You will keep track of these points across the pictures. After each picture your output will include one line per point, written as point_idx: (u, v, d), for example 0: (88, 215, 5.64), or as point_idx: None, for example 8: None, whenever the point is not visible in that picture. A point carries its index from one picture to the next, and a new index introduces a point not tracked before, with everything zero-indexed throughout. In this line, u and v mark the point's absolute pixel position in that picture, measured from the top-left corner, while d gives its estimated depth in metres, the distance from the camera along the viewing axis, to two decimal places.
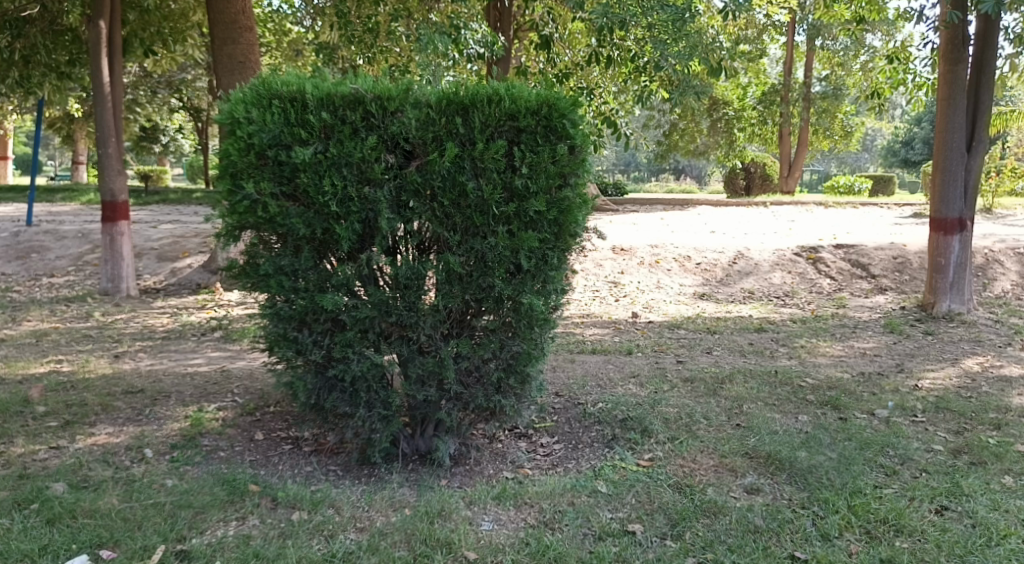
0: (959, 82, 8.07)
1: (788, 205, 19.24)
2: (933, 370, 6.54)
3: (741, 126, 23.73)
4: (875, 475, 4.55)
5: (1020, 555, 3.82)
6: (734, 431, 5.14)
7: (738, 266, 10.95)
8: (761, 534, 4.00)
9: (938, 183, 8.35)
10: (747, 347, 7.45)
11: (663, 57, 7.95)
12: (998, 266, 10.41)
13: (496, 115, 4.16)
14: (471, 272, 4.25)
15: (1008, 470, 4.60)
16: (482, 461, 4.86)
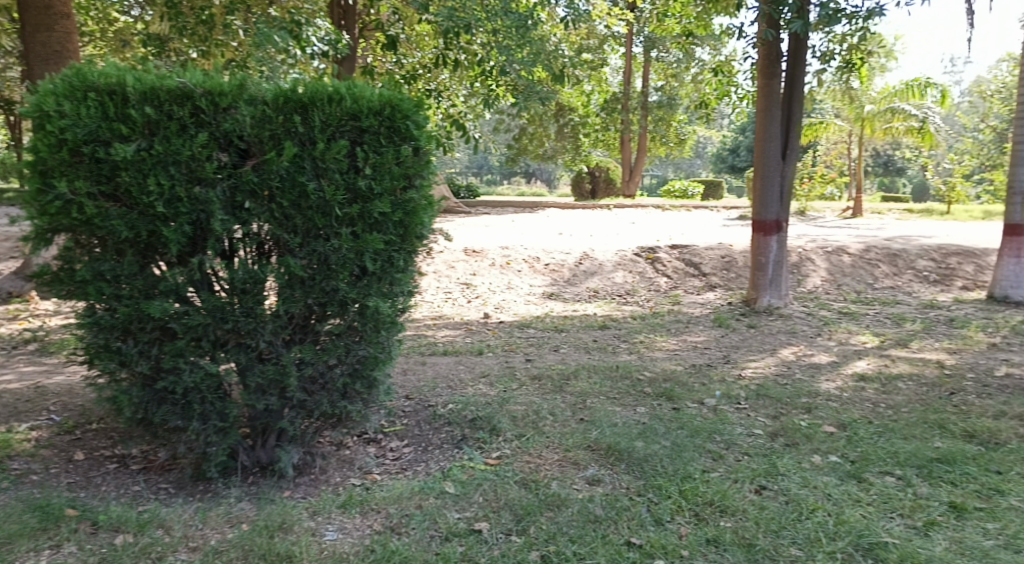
0: (774, 95, 8.62)
1: (627, 207, 19.98)
2: (756, 360, 6.96)
3: (586, 133, 24.47)
4: (704, 459, 4.77)
5: (825, 525, 4.06)
6: (578, 425, 5.26)
7: (583, 267, 11.24)
8: (600, 524, 4.11)
9: (758, 187, 8.90)
10: (591, 344, 7.66)
11: (507, 62, 8.16)
12: (811, 263, 11.24)
13: (336, 114, 4.06)
14: (313, 275, 4.13)
15: (817, 449, 4.93)
16: (327, 469, 4.72)
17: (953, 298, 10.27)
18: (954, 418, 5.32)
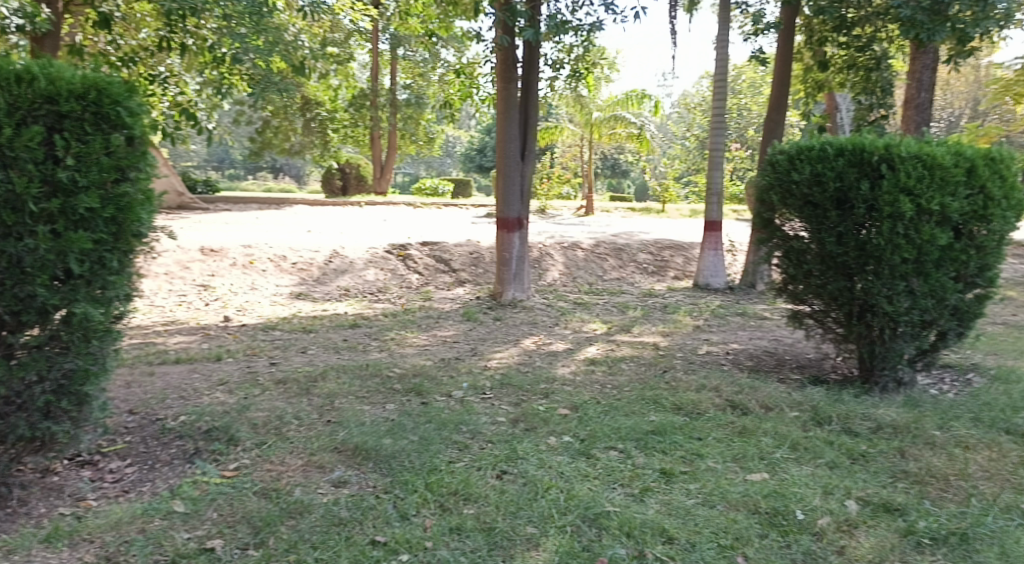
0: (511, 99, 8.90)
1: (377, 204, 19.79)
2: (501, 351, 7.16)
3: (335, 128, 23.35)
4: (450, 450, 4.79)
5: (559, 502, 4.16)
6: (324, 428, 5.09)
7: (333, 265, 10.96)
8: (344, 525, 3.98)
9: (500, 186, 9.16)
10: (340, 343, 7.48)
11: (241, 50, 7.66)
12: (549, 258, 11.76)
13: (27, 96, 3.59)
14: (2, 280, 3.62)
15: (553, 431, 5.12)
16: (30, 500, 4.18)
17: (668, 287, 11.24)
18: (666, 393, 5.75)
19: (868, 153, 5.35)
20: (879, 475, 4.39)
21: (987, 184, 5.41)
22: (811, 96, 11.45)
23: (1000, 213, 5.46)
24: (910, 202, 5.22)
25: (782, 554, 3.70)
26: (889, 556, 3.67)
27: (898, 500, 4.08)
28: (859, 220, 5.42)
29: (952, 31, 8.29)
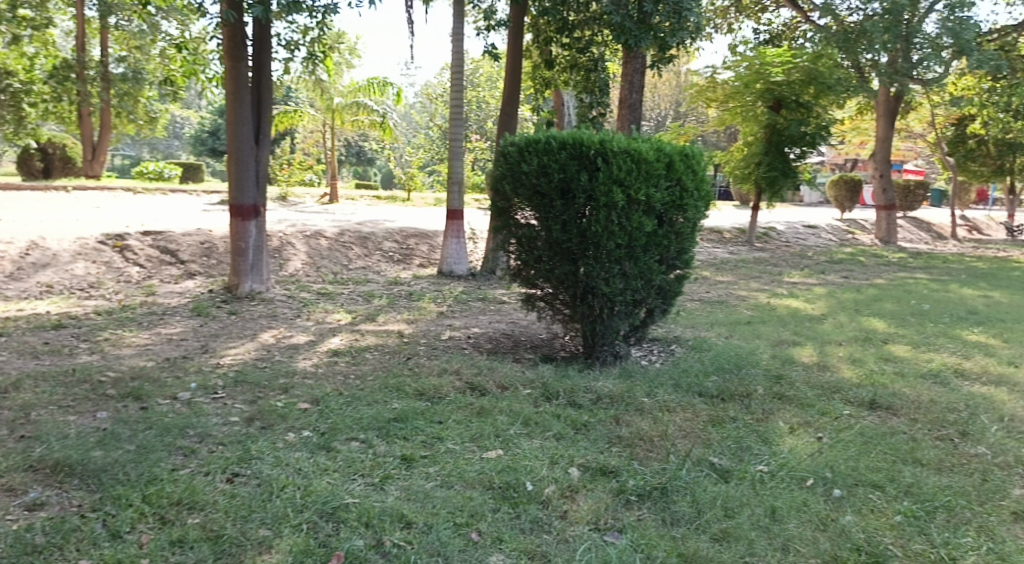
0: (242, 79, 8.50)
1: (91, 190, 17.98)
2: (233, 347, 6.82)
3: (31, 102, 20.24)
4: (173, 458, 4.48)
5: (294, 500, 4.03)
6: (18, 445, 4.56)
7: (31, 258, 9.69)
8: (41, 553, 3.60)
9: (232, 171, 8.70)
10: (42, 347, 6.72)
11: None
12: (291, 246, 11.32)
13: None
14: None
15: (291, 427, 4.93)
16: None
17: (412, 275, 11.33)
18: (408, 380, 5.76)
19: (585, 147, 5.71)
20: (598, 442, 4.71)
21: (683, 176, 6.00)
22: (539, 92, 12.02)
23: (694, 204, 6.08)
24: (621, 192, 5.68)
25: (511, 526, 3.85)
26: (604, 515, 3.95)
27: (612, 463, 4.41)
28: (580, 209, 5.77)
29: (654, 39, 9.13)
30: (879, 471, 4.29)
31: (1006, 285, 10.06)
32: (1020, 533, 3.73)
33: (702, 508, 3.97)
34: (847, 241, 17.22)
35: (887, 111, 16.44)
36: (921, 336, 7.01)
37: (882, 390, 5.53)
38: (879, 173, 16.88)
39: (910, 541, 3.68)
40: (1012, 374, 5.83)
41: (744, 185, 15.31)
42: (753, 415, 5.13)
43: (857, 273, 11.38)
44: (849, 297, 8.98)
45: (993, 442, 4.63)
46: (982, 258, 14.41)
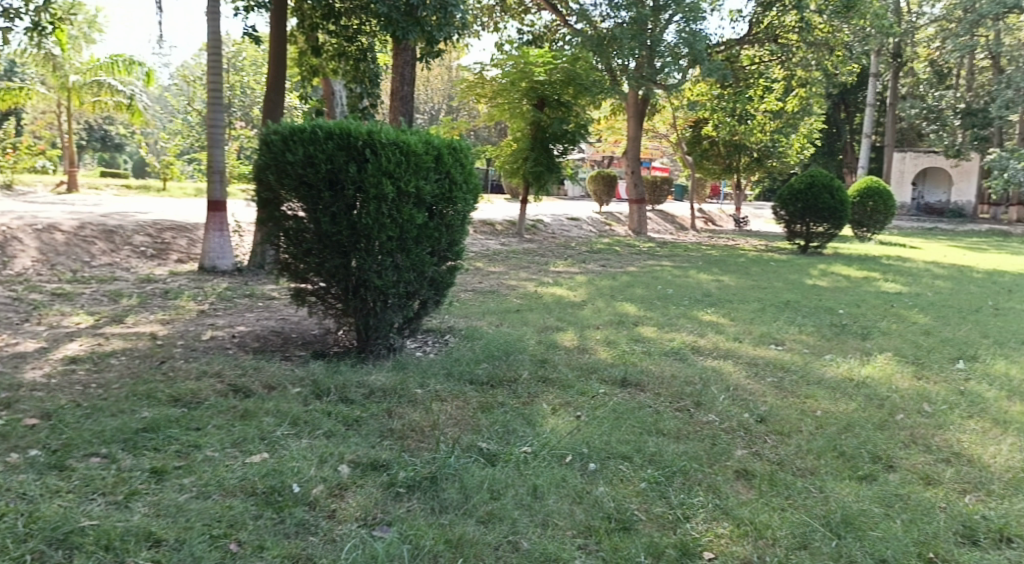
0: None
1: None
2: None
3: None
4: None
5: (18, 529, 3.72)
6: None
7: None
8: None
9: None
10: None
11: None
12: (17, 242, 10.27)
13: None
14: None
15: (13, 447, 4.50)
16: None
17: (168, 271, 10.68)
18: (161, 386, 5.44)
19: (353, 137, 5.44)
20: (370, 437, 4.76)
21: (451, 170, 5.93)
22: (305, 79, 11.55)
23: (464, 196, 6.02)
24: (391, 184, 5.48)
25: (276, 532, 3.81)
26: (373, 510, 4.01)
27: (383, 457, 4.48)
28: (349, 201, 5.47)
29: (421, 33, 8.99)
30: (627, 443, 4.70)
31: (735, 270, 11.29)
32: (740, 489, 4.25)
33: (470, 493, 4.15)
34: (604, 233, 18.37)
35: (636, 112, 17.73)
36: (664, 317, 7.72)
37: (631, 367, 6.05)
38: (630, 169, 18.19)
39: (651, 504, 4.08)
40: (737, 348, 6.59)
41: (513, 179, 15.87)
42: (519, 399, 5.41)
43: (612, 262, 12.24)
44: (605, 284, 9.63)
45: (720, 410, 5.22)
46: (717, 246, 16.01)
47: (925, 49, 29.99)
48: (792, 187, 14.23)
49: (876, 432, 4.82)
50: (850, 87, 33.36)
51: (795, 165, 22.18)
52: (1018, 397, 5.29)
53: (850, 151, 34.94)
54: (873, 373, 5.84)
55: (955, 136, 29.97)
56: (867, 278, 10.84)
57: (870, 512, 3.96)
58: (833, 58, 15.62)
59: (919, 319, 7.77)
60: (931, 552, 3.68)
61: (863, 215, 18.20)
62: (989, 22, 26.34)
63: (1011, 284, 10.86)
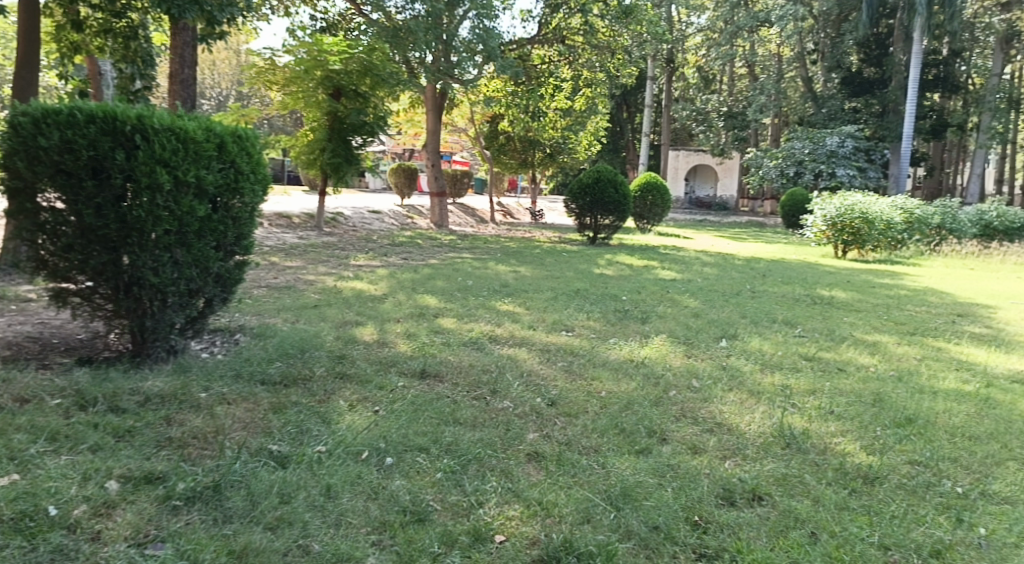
0: None
1: None
2: None
3: None
4: None
5: None
6: None
7: None
8: None
9: None
10: None
11: None
12: None
13: None
14: None
15: None
16: None
17: None
18: None
19: (119, 121, 4.95)
20: (144, 449, 4.27)
21: (236, 158, 5.62)
22: (65, 58, 10.16)
23: (251, 186, 5.76)
24: (166, 173, 5.08)
25: (26, 562, 3.39)
26: (145, 526, 3.64)
27: (160, 469, 4.05)
28: (118, 192, 5.02)
29: (200, 13, 7.91)
30: (423, 435, 4.41)
31: (531, 261, 11.56)
32: (532, 471, 4.09)
33: (256, 499, 3.82)
34: (405, 227, 17.95)
35: (434, 105, 17.71)
36: (464, 308, 7.53)
37: (429, 358, 5.65)
38: (430, 162, 17.74)
39: (446, 494, 3.86)
40: (531, 335, 6.53)
41: (311, 171, 15.38)
42: (313, 398, 4.96)
43: (412, 255, 12.12)
44: (406, 276, 9.43)
45: (515, 396, 5.01)
46: (514, 238, 16.37)
47: (692, 56, 32.36)
48: (581, 181, 14.83)
49: (652, 408, 4.89)
50: (630, 88, 35.34)
51: (583, 161, 23.09)
52: (770, 369, 5.77)
53: (632, 148, 37.13)
54: (650, 354, 6.13)
55: (719, 136, 32.69)
56: (648, 267, 11.52)
57: (644, 484, 3.94)
58: (615, 61, 16.30)
59: (691, 304, 8.38)
60: (697, 516, 3.68)
61: (643, 208, 19.39)
62: (746, 33, 28.76)
63: (768, 269, 11.97)
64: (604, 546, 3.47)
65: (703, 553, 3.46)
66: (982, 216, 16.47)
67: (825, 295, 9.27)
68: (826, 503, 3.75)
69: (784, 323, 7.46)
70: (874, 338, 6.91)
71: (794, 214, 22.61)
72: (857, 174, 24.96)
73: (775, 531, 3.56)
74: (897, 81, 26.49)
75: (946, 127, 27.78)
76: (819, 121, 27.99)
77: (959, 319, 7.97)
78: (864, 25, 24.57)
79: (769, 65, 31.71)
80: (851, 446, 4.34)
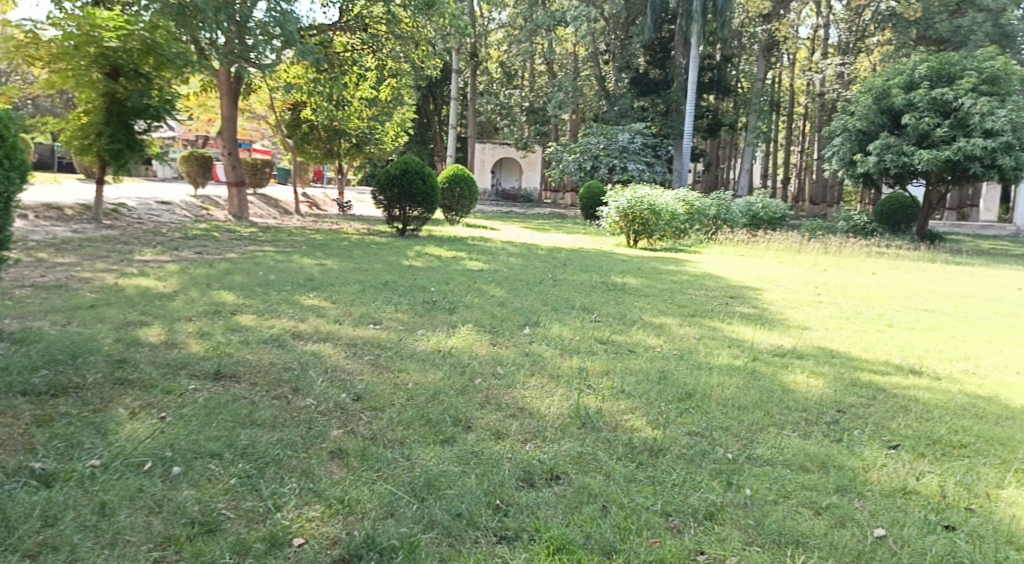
0: None
1: None
2: None
3: None
4: None
5: None
6: None
7: None
8: None
9: None
10: None
11: None
12: None
13: None
14: None
15: None
16: None
17: None
18: None
19: None
20: None
21: None
22: None
23: (6, 173, 5.22)
24: None
25: None
26: None
27: None
28: None
29: None
30: (217, 440, 4.12)
31: (338, 254, 11.33)
32: (334, 469, 3.94)
33: (17, 525, 3.42)
34: (200, 219, 16.76)
35: (229, 90, 16.11)
36: (265, 304, 7.20)
37: (225, 358, 5.34)
38: (227, 150, 16.68)
39: (240, 500, 3.63)
40: (337, 330, 6.35)
41: (86, 157, 13.36)
42: (88, 407, 4.49)
43: (210, 249, 11.50)
44: (201, 272, 8.91)
45: (318, 393, 4.83)
46: (320, 230, 15.94)
47: (495, 51, 32.93)
48: (387, 172, 14.66)
49: (458, 397, 4.90)
50: (435, 80, 35.45)
51: (387, 153, 22.88)
52: (569, 353, 6.03)
53: (439, 141, 37.34)
54: (457, 344, 6.14)
55: (523, 130, 33.90)
56: (456, 259, 11.63)
57: (448, 472, 3.93)
58: (418, 53, 16.15)
59: (496, 293, 8.57)
60: (498, 499, 3.72)
61: (451, 200, 19.54)
62: (544, 32, 29.67)
63: (567, 258, 12.43)
64: (406, 539, 3.41)
65: (503, 535, 3.50)
66: (750, 208, 18.70)
67: (618, 282, 9.77)
68: (615, 477, 3.97)
69: (581, 309, 7.81)
70: (660, 321, 7.39)
71: (591, 206, 23.70)
72: (646, 169, 26.44)
73: (570, 508, 3.69)
74: (678, 83, 28.55)
75: (721, 126, 30.15)
76: (611, 118, 29.43)
77: (733, 301, 8.68)
78: (648, 29, 26.05)
79: (567, 63, 33.06)
80: (639, 422, 4.63)
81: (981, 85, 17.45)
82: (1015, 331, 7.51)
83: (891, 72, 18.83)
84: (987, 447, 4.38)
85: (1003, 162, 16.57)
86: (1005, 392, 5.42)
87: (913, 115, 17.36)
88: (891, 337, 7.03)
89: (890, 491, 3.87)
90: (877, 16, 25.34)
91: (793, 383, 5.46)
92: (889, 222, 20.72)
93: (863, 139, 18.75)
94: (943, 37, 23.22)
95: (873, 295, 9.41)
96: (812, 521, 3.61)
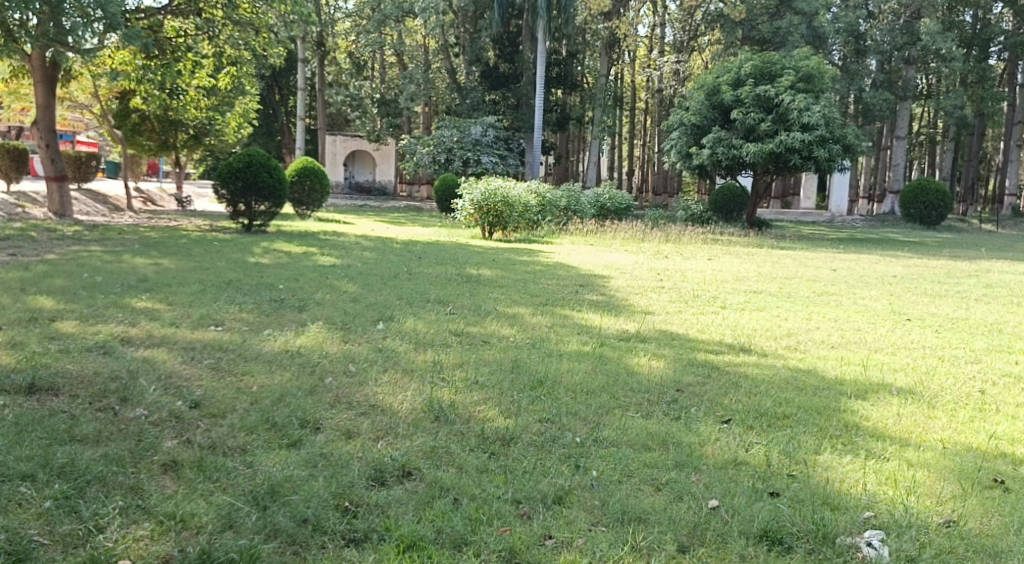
0: None
1: None
2: None
3: None
4: None
5: None
6: None
7: None
8: None
9: None
10: None
11: None
12: None
13: None
14: None
15: None
16: None
17: None
18: None
19: None
20: None
21: None
22: None
23: None
24: None
25: None
26: None
27: None
28: None
29: None
30: (29, 460, 3.78)
31: (174, 252, 10.77)
32: (165, 483, 3.71)
33: None
34: (15, 217, 15.32)
35: (44, 76, 14.85)
36: (89, 309, 6.72)
37: (41, 370, 4.93)
38: (44, 142, 15.32)
39: (55, 525, 3.34)
40: (173, 334, 5.99)
41: None
42: None
43: (24, 249, 10.61)
44: (14, 276, 8.18)
45: (150, 402, 4.55)
46: (156, 227, 15.04)
47: (343, 42, 31.90)
48: (230, 165, 13.98)
49: (306, 398, 4.72)
50: (280, 69, 34.54)
51: (231, 144, 22.00)
52: (423, 348, 5.93)
53: (286, 132, 36.44)
54: (306, 342, 5.94)
55: (374, 123, 33.46)
56: (306, 254, 11.34)
57: (294, 477, 3.77)
58: (258, 40, 15.35)
59: (348, 289, 8.36)
60: (347, 501, 3.60)
61: (302, 194, 18.96)
62: (391, 21, 29.44)
63: (422, 252, 12.26)
64: (246, 551, 3.25)
65: (351, 538, 3.38)
66: (598, 200, 19.23)
67: (473, 274, 9.76)
68: (468, 469, 3.93)
69: (436, 302, 7.73)
70: (513, 311, 7.42)
71: (447, 198, 23.71)
72: (499, 162, 26.82)
73: (422, 503, 3.62)
74: (526, 77, 28.98)
75: (569, 120, 30.87)
76: (463, 111, 29.44)
77: (583, 289, 8.88)
78: (496, 24, 26.22)
79: (417, 56, 32.88)
80: (491, 412, 4.62)
81: (799, 82, 18.67)
82: (830, 308, 8.09)
83: (721, 69, 19.84)
84: (807, 416, 4.65)
85: (818, 154, 17.73)
86: (821, 364, 5.81)
87: (740, 110, 18.31)
88: (723, 317, 7.38)
89: (723, 464, 4.02)
90: (708, 16, 26.23)
91: (636, 365, 5.63)
92: (723, 210, 22.42)
93: (697, 133, 19.68)
94: (766, 37, 24.84)
95: (709, 279, 9.87)
96: (652, 498, 3.69)
